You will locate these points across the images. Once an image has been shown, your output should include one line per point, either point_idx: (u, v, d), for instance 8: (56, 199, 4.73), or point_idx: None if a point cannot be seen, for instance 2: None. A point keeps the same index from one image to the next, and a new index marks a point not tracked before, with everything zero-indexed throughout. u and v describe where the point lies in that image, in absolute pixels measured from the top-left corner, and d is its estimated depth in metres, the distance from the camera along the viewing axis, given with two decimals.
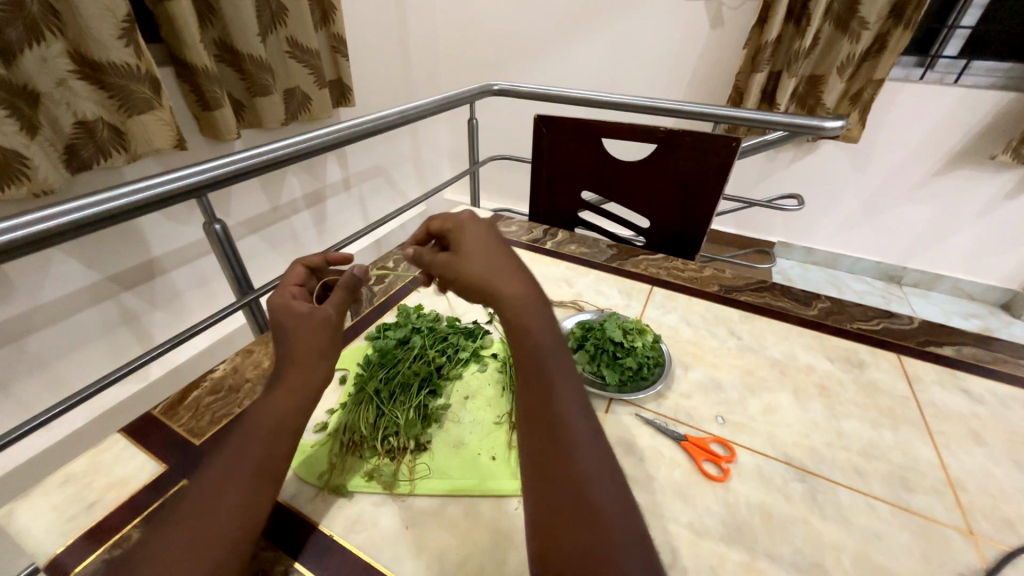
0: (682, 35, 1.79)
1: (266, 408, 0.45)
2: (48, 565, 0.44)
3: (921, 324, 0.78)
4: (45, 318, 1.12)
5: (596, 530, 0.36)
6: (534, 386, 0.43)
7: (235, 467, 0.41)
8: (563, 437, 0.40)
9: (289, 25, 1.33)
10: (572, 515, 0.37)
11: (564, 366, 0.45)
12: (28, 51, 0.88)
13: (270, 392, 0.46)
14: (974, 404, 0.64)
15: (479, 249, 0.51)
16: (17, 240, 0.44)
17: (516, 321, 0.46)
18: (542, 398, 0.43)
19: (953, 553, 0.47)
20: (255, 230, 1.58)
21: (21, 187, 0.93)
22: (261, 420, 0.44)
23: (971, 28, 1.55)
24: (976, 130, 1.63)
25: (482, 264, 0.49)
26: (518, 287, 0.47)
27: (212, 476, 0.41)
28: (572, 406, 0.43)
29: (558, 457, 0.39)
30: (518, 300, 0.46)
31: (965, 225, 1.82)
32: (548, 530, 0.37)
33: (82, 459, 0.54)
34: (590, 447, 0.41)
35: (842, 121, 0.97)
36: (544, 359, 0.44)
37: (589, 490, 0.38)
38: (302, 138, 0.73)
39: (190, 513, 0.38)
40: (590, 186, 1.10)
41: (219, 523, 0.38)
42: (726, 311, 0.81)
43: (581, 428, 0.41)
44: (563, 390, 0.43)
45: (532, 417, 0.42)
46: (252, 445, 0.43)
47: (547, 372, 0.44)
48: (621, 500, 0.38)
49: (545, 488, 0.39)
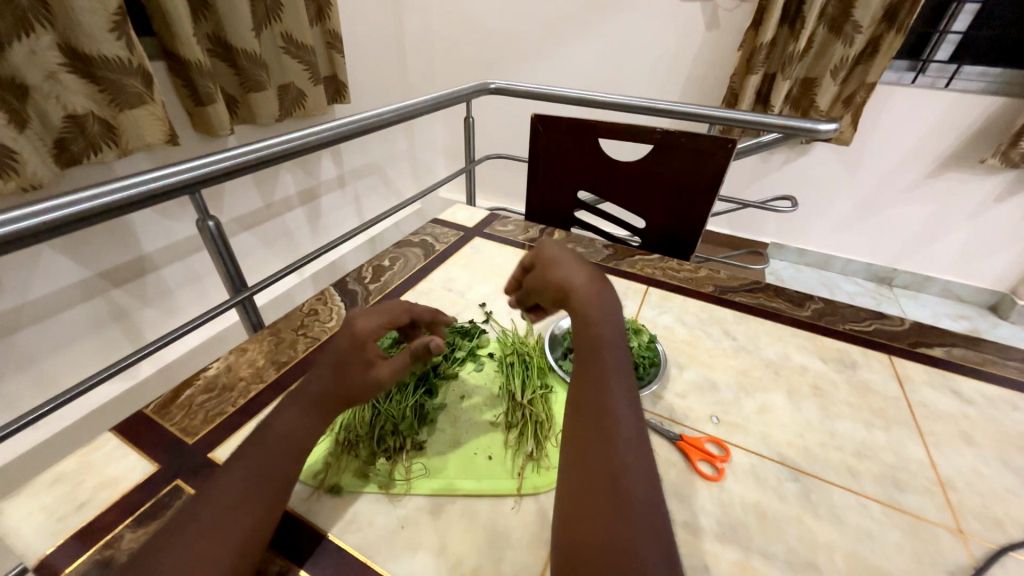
0: (677, 37, 1.80)
1: (281, 422, 0.46)
2: (38, 565, 0.44)
3: (912, 325, 0.79)
4: (32, 316, 1.10)
5: (625, 514, 0.38)
6: (589, 375, 0.48)
7: (254, 478, 0.42)
8: (607, 427, 0.44)
9: (284, 21, 1.32)
10: (603, 494, 0.39)
11: (620, 363, 0.49)
12: (16, 43, 0.86)
13: (283, 408, 0.47)
14: (963, 404, 0.65)
15: (570, 257, 0.56)
16: (11, 235, 0.43)
17: (589, 334, 0.50)
18: (594, 389, 0.46)
19: (943, 552, 0.48)
20: (248, 227, 1.57)
21: (9, 182, 0.91)
22: (282, 432, 0.45)
23: (961, 33, 1.56)
24: (967, 135, 1.65)
25: (567, 269, 0.54)
26: (588, 286, 0.52)
27: (227, 484, 0.41)
28: (623, 401, 0.46)
29: (598, 446, 0.42)
30: (588, 310, 0.51)
31: (955, 228, 1.84)
32: (577, 504, 0.40)
33: (72, 458, 0.53)
34: (633, 441, 0.43)
35: (836, 123, 0.98)
36: (599, 353, 0.49)
37: (625, 479, 0.40)
38: (299, 133, 0.72)
39: (205, 521, 0.38)
40: (586, 185, 1.10)
41: (233, 537, 0.38)
42: (721, 312, 0.81)
43: (626, 421, 0.44)
44: (614, 385, 0.46)
45: (582, 403, 0.46)
46: (272, 459, 0.44)
47: (601, 367, 0.48)
48: (653, 502, 0.40)
49: (581, 469, 0.42)
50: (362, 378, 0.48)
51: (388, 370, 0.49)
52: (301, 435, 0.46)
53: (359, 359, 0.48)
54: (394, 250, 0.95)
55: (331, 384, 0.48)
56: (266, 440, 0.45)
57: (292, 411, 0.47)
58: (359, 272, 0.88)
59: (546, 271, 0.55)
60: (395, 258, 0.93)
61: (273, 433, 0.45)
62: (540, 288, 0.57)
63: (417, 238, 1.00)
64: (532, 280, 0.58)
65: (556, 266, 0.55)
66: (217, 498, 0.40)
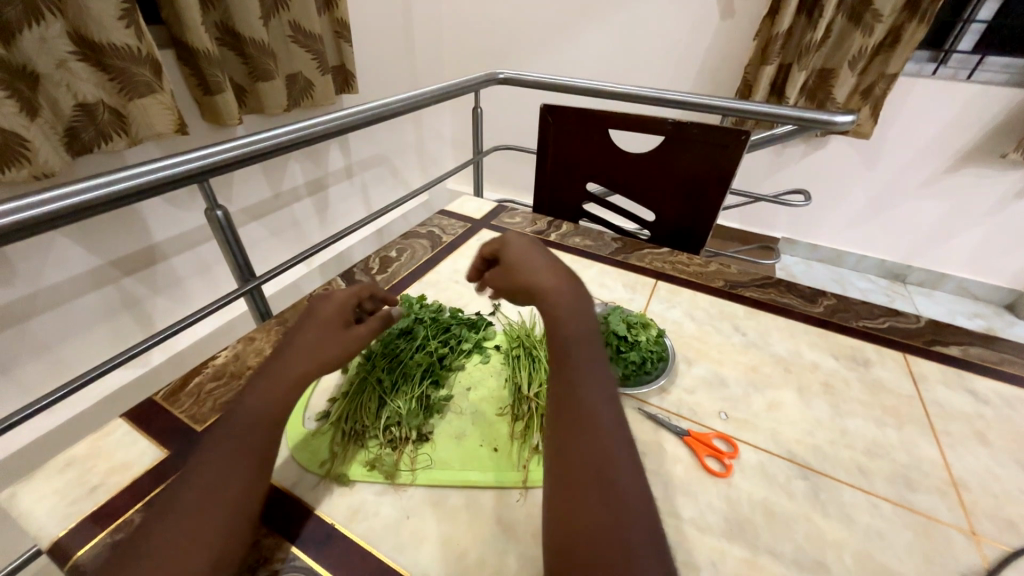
0: (691, 26, 1.76)
1: (248, 407, 0.44)
2: (50, 548, 0.45)
3: (928, 323, 0.77)
4: (45, 302, 1.11)
5: (613, 511, 0.38)
6: (567, 368, 0.47)
7: (223, 469, 0.40)
8: (592, 422, 0.43)
9: (292, 9, 1.31)
10: (583, 486, 0.39)
11: (600, 356, 0.48)
12: (27, 31, 0.86)
13: (248, 392, 0.46)
14: (979, 404, 0.64)
15: (534, 254, 0.56)
16: (39, 216, 0.45)
17: (558, 320, 0.49)
18: (573, 382, 0.46)
19: (956, 554, 0.47)
20: (257, 217, 1.58)
21: (21, 170, 0.92)
22: (244, 417, 0.44)
23: (986, 23, 1.52)
24: (987, 129, 1.61)
25: (532, 267, 0.54)
26: (561, 285, 0.51)
27: (196, 480, 0.40)
28: (600, 390, 0.46)
29: (584, 443, 0.42)
30: (560, 299, 0.50)
31: (974, 224, 1.80)
32: (565, 504, 0.39)
33: (82, 444, 0.53)
34: (617, 438, 0.43)
35: (854, 115, 0.95)
36: (577, 345, 0.48)
37: (610, 473, 0.40)
38: (308, 122, 0.72)
39: (180, 519, 0.37)
40: (595, 177, 1.08)
41: (212, 527, 0.37)
42: (731, 306, 0.80)
43: (607, 413, 0.44)
44: (592, 378, 0.46)
45: (560, 394, 0.46)
46: (237, 447, 0.42)
47: (580, 360, 0.47)
48: (642, 499, 0.40)
49: (567, 467, 0.41)
50: (344, 336, 0.53)
51: (367, 329, 0.55)
52: (265, 420, 0.44)
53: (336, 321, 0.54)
54: (400, 241, 0.94)
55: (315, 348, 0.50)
56: (229, 431, 0.43)
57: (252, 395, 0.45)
58: (367, 263, 0.88)
59: (515, 272, 0.55)
60: (401, 250, 0.92)
61: (235, 420, 0.44)
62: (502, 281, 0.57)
63: (424, 230, 0.99)
64: (499, 277, 0.57)
65: (529, 266, 0.54)
66: (188, 495, 0.39)
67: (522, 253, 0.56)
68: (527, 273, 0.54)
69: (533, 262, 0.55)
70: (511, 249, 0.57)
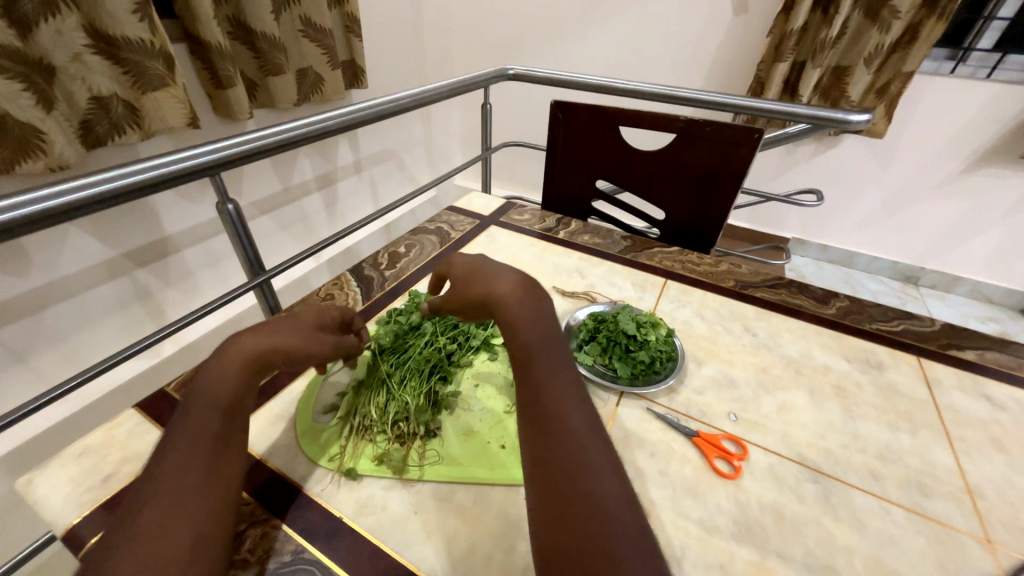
0: (703, 23, 1.74)
1: (204, 403, 0.42)
2: (66, 534, 0.45)
3: (942, 326, 0.76)
4: (60, 293, 1.13)
5: (599, 516, 0.37)
6: (533, 373, 0.46)
7: (190, 465, 0.38)
8: (564, 427, 0.42)
9: (303, 3, 1.31)
10: (567, 491, 0.38)
11: (565, 362, 0.47)
12: (43, 23, 0.87)
13: (200, 388, 0.43)
14: (995, 411, 0.63)
15: (486, 262, 0.57)
16: (56, 207, 0.45)
17: (517, 324, 0.48)
18: (541, 386, 0.45)
19: (970, 561, 0.46)
20: (267, 211, 1.59)
21: (38, 162, 0.93)
22: (201, 410, 0.41)
23: (1008, 20, 1.50)
24: (1007, 129, 1.57)
25: (487, 275, 0.54)
26: (512, 291, 0.51)
27: (158, 479, 0.37)
28: (568, 390, 0.45)
29: (558, 445, 0.41)
30: (516, 303, 0.50)
31: (990, 225, 1.77)
32: (553, 514, 0.38)
33: (96, 433, 0.54)
34: (591, 438, 0.42)
35: (869, 115, 0.93)
36: (540, 351, 0.47)
37: (591, 479, 0.39)
38: (319, 117, 0.72)
39: (149, 518, 0.35)
40: (605, 175, 1.08)
41: (189, 519, 0.35)
42: (742, 307, 0.79)
43: (579, 419, 0.43)
44: (557, 380, 0.45)
45: (532, 400, 0.45)
46: (201, 444, 0.40)
47: (545, 367, 0.46)
48: (625, 497, 0.39)
49: (548, 476, 0.40)
50: (312, 336, 0.51)
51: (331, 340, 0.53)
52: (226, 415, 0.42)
53: (309, 324, 0.53)
54: (409, 236, 0.94)
55: (287, 340, 0.48)
56: (187, 428, 0.40)
57: (200, 385, 0.43)
58: (375, 258, 0.88)
59: (469, 283, 0.55)
60: (410, 245, 0.92)
61: (191, 414, 0.41)
62: (459, 291, 0.56)
63: (433, 226, 1.00)
64: (454, 292, 0.57)
65: (480, 275, 0.55)
66: (153, 494, 0.36)
67: (471, 263, 0.57)
68: (480, 282, 0.54)
69: (485, 267, 0.56)
70: (460, 267, 0.58)
